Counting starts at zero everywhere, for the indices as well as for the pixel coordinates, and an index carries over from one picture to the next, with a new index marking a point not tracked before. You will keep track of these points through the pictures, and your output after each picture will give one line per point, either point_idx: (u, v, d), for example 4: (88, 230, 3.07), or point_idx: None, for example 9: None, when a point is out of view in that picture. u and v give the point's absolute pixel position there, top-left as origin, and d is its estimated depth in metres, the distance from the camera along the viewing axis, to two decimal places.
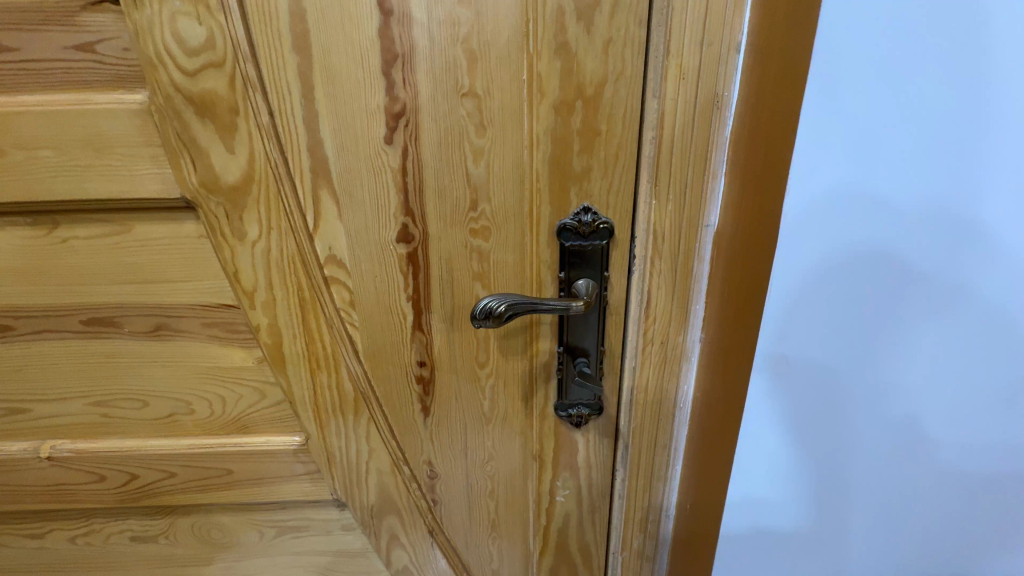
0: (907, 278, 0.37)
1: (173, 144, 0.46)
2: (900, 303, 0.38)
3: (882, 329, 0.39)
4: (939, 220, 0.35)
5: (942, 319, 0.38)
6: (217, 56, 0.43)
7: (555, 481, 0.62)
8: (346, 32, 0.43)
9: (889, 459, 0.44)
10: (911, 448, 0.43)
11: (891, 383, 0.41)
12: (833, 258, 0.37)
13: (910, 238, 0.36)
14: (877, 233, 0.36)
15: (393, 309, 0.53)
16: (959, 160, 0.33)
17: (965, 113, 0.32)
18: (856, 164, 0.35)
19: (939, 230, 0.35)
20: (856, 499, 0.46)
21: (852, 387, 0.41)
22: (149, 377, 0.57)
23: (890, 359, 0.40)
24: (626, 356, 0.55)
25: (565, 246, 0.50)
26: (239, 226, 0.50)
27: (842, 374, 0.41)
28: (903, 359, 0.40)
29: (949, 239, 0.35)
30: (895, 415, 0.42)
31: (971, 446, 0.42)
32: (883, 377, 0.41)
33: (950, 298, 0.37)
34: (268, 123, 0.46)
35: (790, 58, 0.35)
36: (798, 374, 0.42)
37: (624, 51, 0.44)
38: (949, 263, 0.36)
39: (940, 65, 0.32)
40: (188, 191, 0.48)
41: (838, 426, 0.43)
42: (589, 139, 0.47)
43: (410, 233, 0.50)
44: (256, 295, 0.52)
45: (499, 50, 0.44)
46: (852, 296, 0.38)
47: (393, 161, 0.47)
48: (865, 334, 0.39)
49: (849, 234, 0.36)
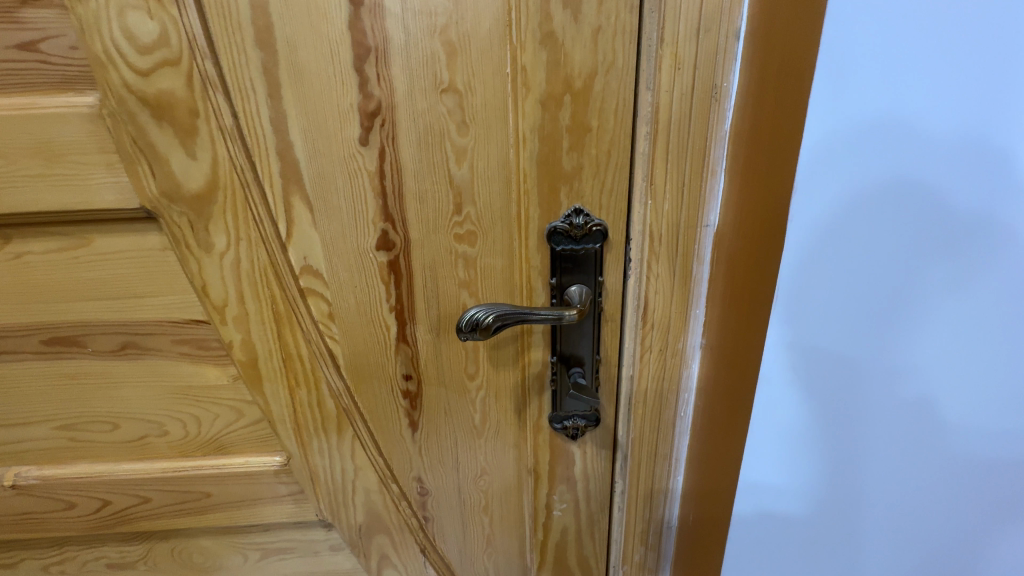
0: (928, 274, 0.34)
1: (130, 150, 0.43)
2: (923, 302, 0.35)
3: (900, 332, 0.36)
4: (959, 212, 0.32)
5: (966, 321, 0.35)
6: (172, 53, 0.40)
7: (552, 496, 0.59)
8: (314, 24, 0.39)
9: (914, 471, 0.40)
10: (940, 461, 0.40)
11: (913, 393, 0.37)
12: (841, 261, 0.35)
13: (921, 239, 0.33)
14: (894, 230, 0.33)
15: (375, 321, 0.50)
16: (982, 149, 0.30)
17: (988, 99, 0.29)
18: (868, 159, 0.32)
19: (960, 223, 0.32)
20: (880, 516, 0.43)
21: (871, 398, 0.38)
22: (118, 398, 0.54)
23: (910, 366, 0.37)
24: (623, 363, 0.52)
25: (556, 250, 0.47)
26: (205, 237, 0.46)
27: (858, 386, 0.38)
28: (924, 366, 0.36)
29: (972, 233, 0.32)
30: (918, 427, 0.39)
31: (1014, 461, 0.38)
32: (903, 386, 0.37)
33: (980, 297, 0.34)
34: (232, 124, 0.42)
35: (796, 45, 0.33)
36: (808, 384, 0.39)
37: (614, 40, 0.41)
38: (976, 258, 0.33)
39: (959, 56, 0.29)
40: (148, 200, 0.44)
41: (855, 438, 0.40)
42: (579, 135, 0.44)
43: (391, 240, 0.47)
44: (227, 309, 0.49)
45: (479, 42, 0.41)
46: (862, 301, 0.35)
47: (369, 163, 0.44)
48: (883, 340, 0.36)
49: (857, 237, 0.34)
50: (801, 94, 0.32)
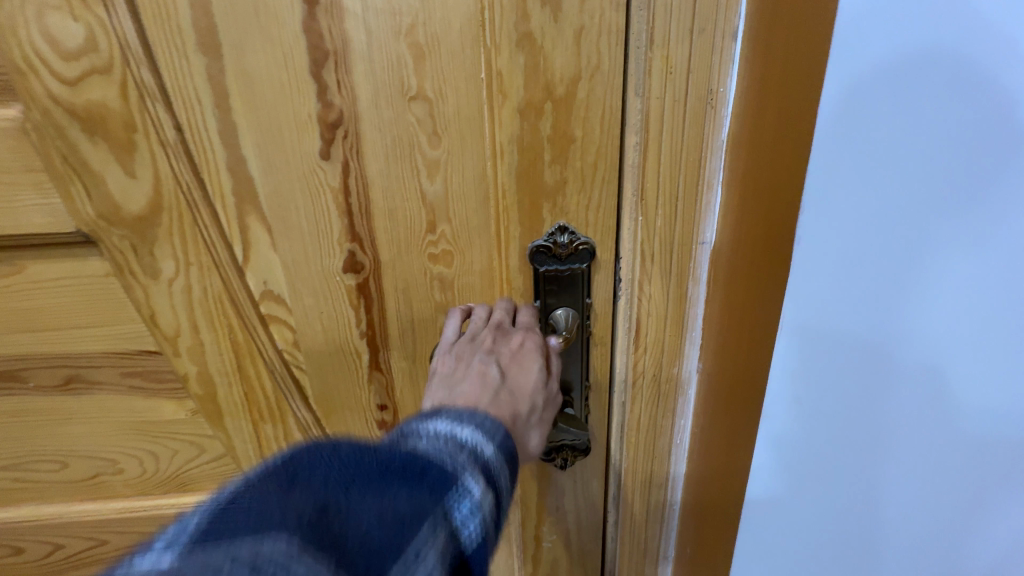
0: (935, 242, 0.26)
1: (60, 168, 0.38)
2: (931, 280, 0.26)
3: (902, 322, 0.28)
4: (969, 159, 0.24)
5: (997, 303, 0.25)
6: (102, 60, 0.35)
7: (541, 528, 0.56)
8: (262, 26, 0.35)
9: (957, 507, 0.30)
10: (986, 502, 0.29)
11: (928, 405, 0.29)
12: (845, 269, 0.29)
13: (942, 233, 0.26)
14: (883, 198, 0.27)
15: (345, 349, 0.46)
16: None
17: (985, 23, 0.22)
18: (846, 138, 0.27)
19: (970, 172, 0.24)
20: (917, 554, 0.33)
21: (878, 432, 0.31)
22: (65, 436, 0.49)
23: (918, 368, 0.28)
24: (614, 389, 0.48)
25: (540, 271, 0.44)
26: (150, 262, 0.42)
27: (851, 390, 0.32)
28: (940, 368, 0.28)
29: (992, 185, 0.24)
30: (948, 448, 0.29)
31: None
32: (911, 393, 0.29)
33: (1017, 267, 0.24)
34: (175, 138, 0.38)
35: (805, 46, 0.28)
36: (801, 391, 0.34)
37: (599, 41, 0.36)
38: (999, 215, 0.24)
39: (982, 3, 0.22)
40: (84, 223, 0.40)
41: (859, 452, 0.33)
42: (562, 146, 0.40)
43: (358, 262, 0.43)
44: (179, 339, 0.45)
45: (450, 45, 0.37)
46: (866, 313, 0.29)
47: (332, 179, 0.40)
48: (882, 334, 0.29)
49: (861, 238, 0.28)
50: (809, 113, 0.28)
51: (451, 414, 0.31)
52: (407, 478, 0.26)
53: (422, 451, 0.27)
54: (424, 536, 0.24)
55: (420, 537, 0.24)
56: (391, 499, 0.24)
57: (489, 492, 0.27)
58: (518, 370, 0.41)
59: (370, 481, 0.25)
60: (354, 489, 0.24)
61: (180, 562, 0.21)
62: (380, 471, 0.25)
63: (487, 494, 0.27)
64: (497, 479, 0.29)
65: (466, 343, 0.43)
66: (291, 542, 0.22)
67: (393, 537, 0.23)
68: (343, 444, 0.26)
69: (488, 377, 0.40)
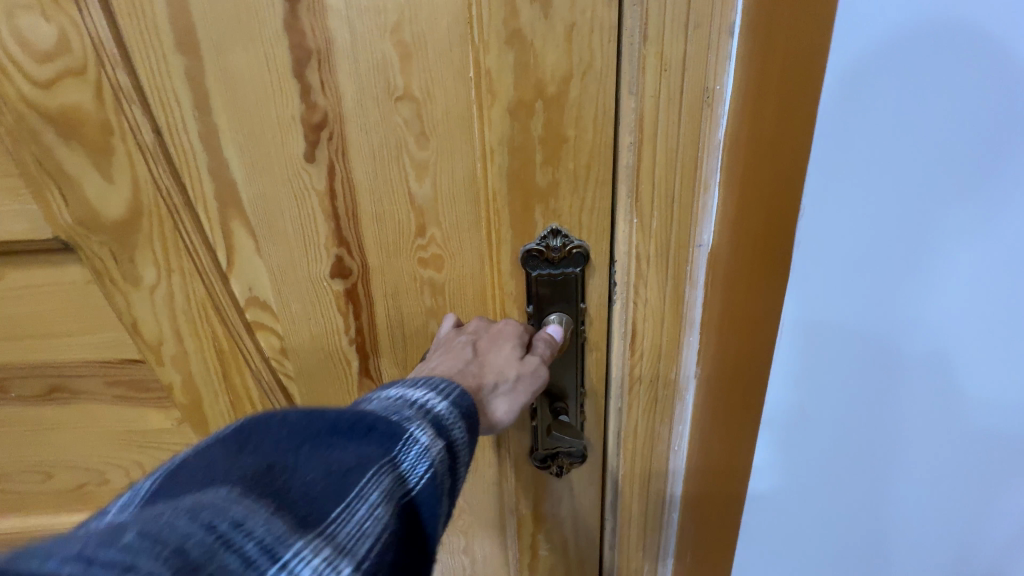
0: (945, 234, 0.28)
1: (35, 174, 0.37)
2: (939, 269, 0.29)
3: (913, 310, 0.31)
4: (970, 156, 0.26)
5: (996, 285, 0.29)
6: (76, 62, 0.34)
7: (537, 536, 0.55)
8: (242, 24, 0.34)
9: (954, 465, 0.35)
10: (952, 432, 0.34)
11: (918, 361, 0.32)
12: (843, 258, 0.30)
13: (924, 210, 0.28)
14: (893, 196, 0.28)
15: (334, 356, 0.45)
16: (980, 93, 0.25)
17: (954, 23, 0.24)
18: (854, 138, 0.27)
19: (974, 170, 0.27)
20: (907, 495, 0.37)
21: (866, 396, 0.34)
22: (49, 446, 0.48)
23: (928, 350, 0.31)
24: (610, 395, 0.47)
25: (532, 275, 0.42)
26: (131, 270, 0.41)
27: (863, 378, 0.34)
28: (949, 348, 0.31)
29: (989, 181, 0.27)
30: (932, 391, 0.33)
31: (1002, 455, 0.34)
32: (919, 372, 0.32)
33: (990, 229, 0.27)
34: (154, 142, 0.37)
35: (799, 46, 0.28)
36: (806, 388, 0.35)
37: (591, 38, 0.35)
38: (1000, 207, 0.27)
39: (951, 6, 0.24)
40: (62, 230, 0.39)
41: (855, 421, 0.35)
42: (554, 147, 0.38)
43: (346, 266, 0.42)
44: (162, 348, 0.44)
45: (437, 42, 0.35)
46: (860, 295, 0.31)
47: (317, 182, 0.39)
48: (895, 321, 0.31)
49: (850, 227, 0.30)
50: (804, 118, 0.28)
51: (404, 382, 0.32)
52: (353, 434, 0.26)
53: (368, 411, 0.27)
54: (372, 477, 0.24)
55: (367, 479, 0.24)
56: (338, 451, 0.24)
57: (439, 442, 0.28)
58: (491, 348, 0.41)
59: (318, 440, 0.25)
60: (302, 449, 0.24)
61: (126, 517, 0.20)
62: (326, 431, 0.25)
63: (437, 442, 0.28)
64: (449, 431, 0.30)
65: (449, 335, 0.42)
66: (236, 488, 0.22)
67: (339, 483, 0.23)
68: (291, 412, 0.26)
69: (461, 354, 0.40)
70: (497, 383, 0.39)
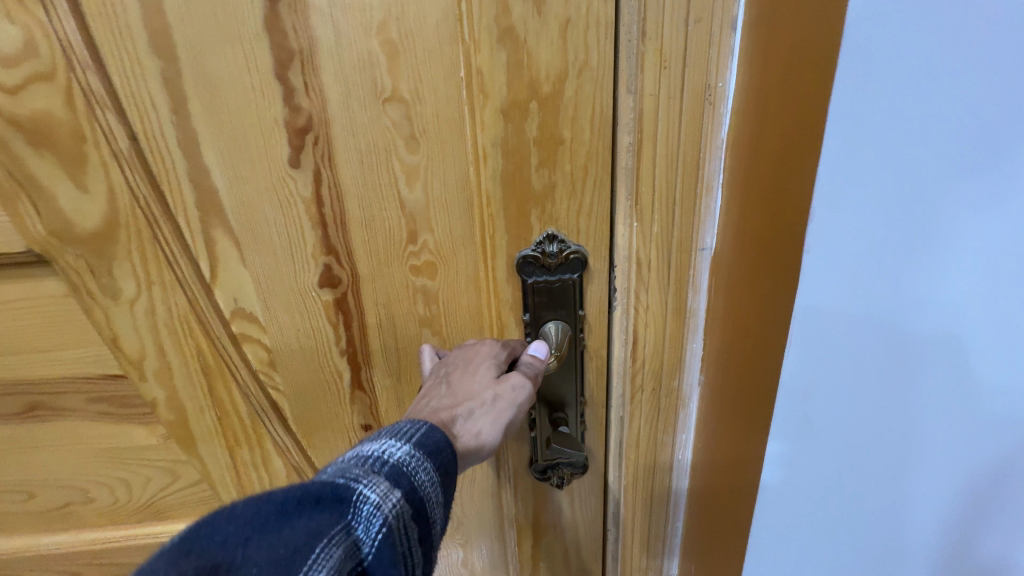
0: (948, 214, 0.23)
1: (6, 184, 0.35)
2: (944, 247, 0.24)
3: (919, 300, 0.25)
4: (981, 125, 0.22)
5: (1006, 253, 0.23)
6: (45, 66, 0.32)
7: (538, 548, 0.53)
8: (219, 24, 0.32)
9: (962, 474, 0.28)
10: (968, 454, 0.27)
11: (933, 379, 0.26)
12: (853, 283, 0.26)
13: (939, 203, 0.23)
14: (903, 202, 0.23)
15: (325, 368, 0.43)
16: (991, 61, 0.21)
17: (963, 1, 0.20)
18: (864, 125, 0.23)
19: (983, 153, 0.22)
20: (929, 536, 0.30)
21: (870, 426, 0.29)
22: (30, 465, 0.47)
23: (932, 337, 0.25)
24: (611, 404, 0.46)
25: (529, 283, 0.41)
26: (109, 283, 0.39)
27: (865, 384, 0.28)
28: (959, 335, 0.25)
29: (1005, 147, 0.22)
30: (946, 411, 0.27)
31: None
32: (936, 386, 0.26)
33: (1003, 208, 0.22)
34: (129, 149, 0.35)
35: (806, 49, 0.25)
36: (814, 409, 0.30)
37: (586, 34, 0.34)
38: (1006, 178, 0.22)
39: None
40: (36, 242, 0.37)
41: (862, 455, 0.30)
42: (549, 149, 0.37)
43: (335, 276, 0.40)
44: (144, 363, 0.42)
45: (425, 40, 0.34)
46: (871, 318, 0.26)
47: (303, 189, 0.37)
48: (894, 314, 0.26)
49: (864, 243, 0.25)
50: (809, 128, 0.25)
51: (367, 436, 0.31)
52: (302, 510, 0.24)
53: (317, 480, 0.26)
54: (320, 554, 0.23)
55: (315, 557, 0.23)
56: (284, 535, 0.23)
57: (397, 493, 0.27)
58: (464, 374, 0.39)
59: (265, 526, 0.23)
60: (249, 541, 0.23)
61: None
62: (274, 513, 0.24)
63: (392, 495, 0.27)
64: (411, 477, 0.28)
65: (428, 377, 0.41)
66: None
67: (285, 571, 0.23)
68: (239, 502, 0.24)
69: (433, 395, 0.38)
70: (472, 407, 0.37)
